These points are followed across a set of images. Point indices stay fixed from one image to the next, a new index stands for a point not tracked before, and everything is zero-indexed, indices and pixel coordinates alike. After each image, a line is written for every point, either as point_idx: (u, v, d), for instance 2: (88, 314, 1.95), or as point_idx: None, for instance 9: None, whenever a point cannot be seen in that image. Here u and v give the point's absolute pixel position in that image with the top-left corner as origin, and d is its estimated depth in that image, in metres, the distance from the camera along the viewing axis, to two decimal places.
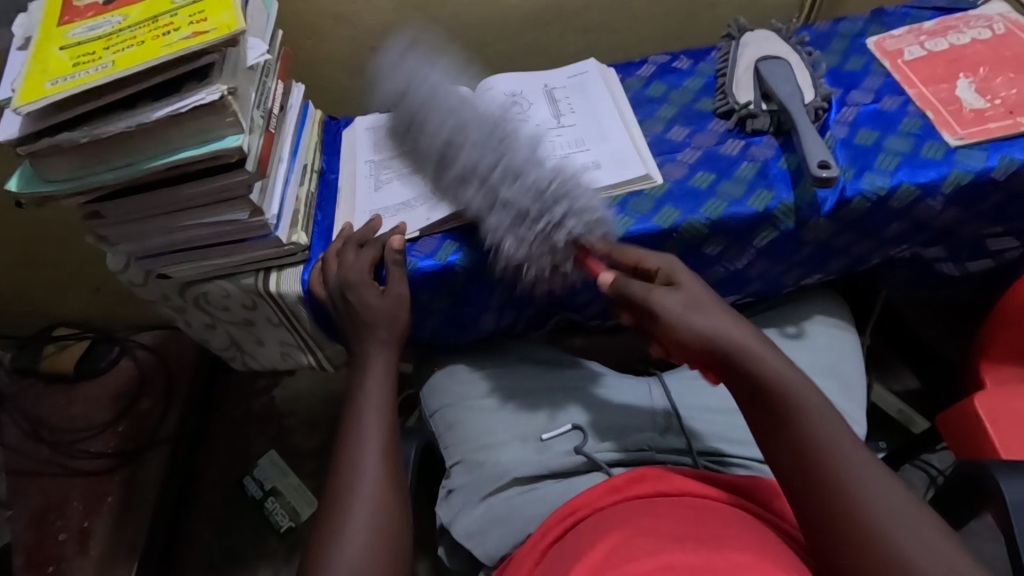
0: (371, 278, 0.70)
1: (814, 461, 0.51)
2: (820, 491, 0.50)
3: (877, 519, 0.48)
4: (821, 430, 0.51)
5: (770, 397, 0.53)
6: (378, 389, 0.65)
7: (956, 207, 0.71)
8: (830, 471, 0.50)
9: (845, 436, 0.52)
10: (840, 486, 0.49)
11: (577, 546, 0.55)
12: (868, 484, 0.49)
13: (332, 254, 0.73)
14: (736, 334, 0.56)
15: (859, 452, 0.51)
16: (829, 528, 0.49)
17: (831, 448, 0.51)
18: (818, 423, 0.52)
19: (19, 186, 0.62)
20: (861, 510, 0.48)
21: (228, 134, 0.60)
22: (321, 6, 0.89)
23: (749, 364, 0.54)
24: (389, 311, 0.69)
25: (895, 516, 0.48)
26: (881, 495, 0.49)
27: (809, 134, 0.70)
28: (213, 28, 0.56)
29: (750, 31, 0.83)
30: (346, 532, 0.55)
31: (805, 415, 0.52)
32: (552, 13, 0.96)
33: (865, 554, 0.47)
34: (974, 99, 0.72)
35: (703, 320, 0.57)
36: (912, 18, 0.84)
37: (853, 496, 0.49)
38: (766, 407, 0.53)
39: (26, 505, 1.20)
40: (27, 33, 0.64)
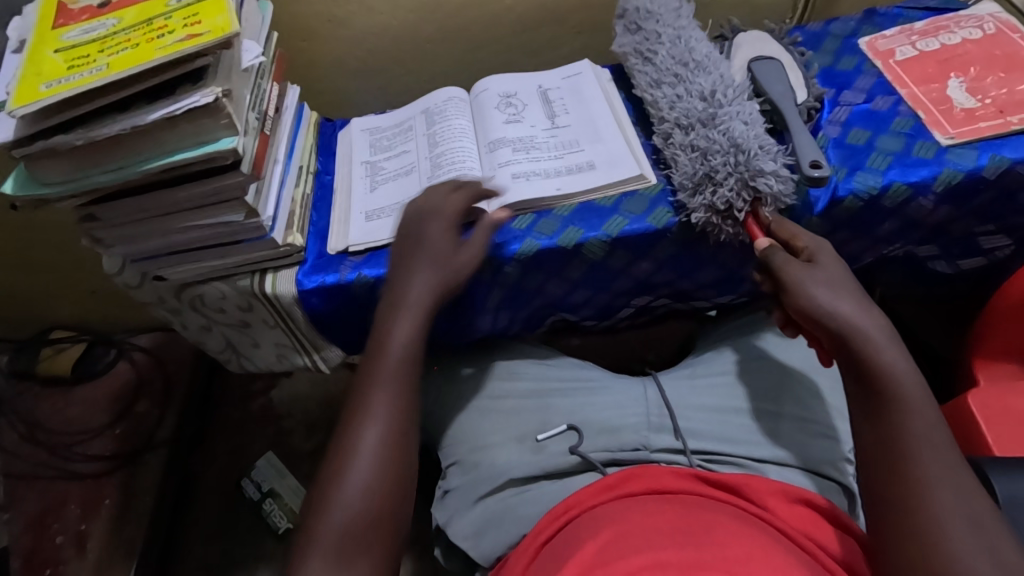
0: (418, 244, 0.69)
1: (898, 459, 0.50)
2: (890, 480, 0.49)
3: (941, 529, 0.45)
4: (915, 430, 0.50)
5: (876, 389, 0.53)
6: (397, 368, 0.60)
7: (947, 206, 0.71)
8: (912, 475, 0.48)
9: (936, 444, 0.49)
10: (913, 490, 0.48)
11: (571, 543, 0.55)
12: (940, 495, 0.47)
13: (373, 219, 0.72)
14: (853, 316, 0.57)
15: (953, 462, 0.48)
16: (895, 528, 0.47)
17: (914, 452, 0.49)
18: (912, 423, 0.50)
19: (14, 189, 0.62)
20: (929, 517, 0.46)
21: (222, 136, 0.61)
22: (316, 8, 0.89)
23: (861, 352, 0.55)
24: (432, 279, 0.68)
25: (966, 520, 0.45)
26: (952, 508, 0.46)
27: (801, 134, 0.71)
28: (206, 31, 0.57)
29: (742, 33, 0.84)
30: None
31: (908, 413, 0.51)
32: (546, 15, 0.97)
33: (921, 548, 0.45)
34: (964, 98, 0.73)
35: (830, 293, 0.58)
36: (903, 18, 0.85)
37: (926, 493, 0.47)
38: (870, 399, 0.53)
39: (23, 508, 1.20)
40: (21, 36, 0.65)
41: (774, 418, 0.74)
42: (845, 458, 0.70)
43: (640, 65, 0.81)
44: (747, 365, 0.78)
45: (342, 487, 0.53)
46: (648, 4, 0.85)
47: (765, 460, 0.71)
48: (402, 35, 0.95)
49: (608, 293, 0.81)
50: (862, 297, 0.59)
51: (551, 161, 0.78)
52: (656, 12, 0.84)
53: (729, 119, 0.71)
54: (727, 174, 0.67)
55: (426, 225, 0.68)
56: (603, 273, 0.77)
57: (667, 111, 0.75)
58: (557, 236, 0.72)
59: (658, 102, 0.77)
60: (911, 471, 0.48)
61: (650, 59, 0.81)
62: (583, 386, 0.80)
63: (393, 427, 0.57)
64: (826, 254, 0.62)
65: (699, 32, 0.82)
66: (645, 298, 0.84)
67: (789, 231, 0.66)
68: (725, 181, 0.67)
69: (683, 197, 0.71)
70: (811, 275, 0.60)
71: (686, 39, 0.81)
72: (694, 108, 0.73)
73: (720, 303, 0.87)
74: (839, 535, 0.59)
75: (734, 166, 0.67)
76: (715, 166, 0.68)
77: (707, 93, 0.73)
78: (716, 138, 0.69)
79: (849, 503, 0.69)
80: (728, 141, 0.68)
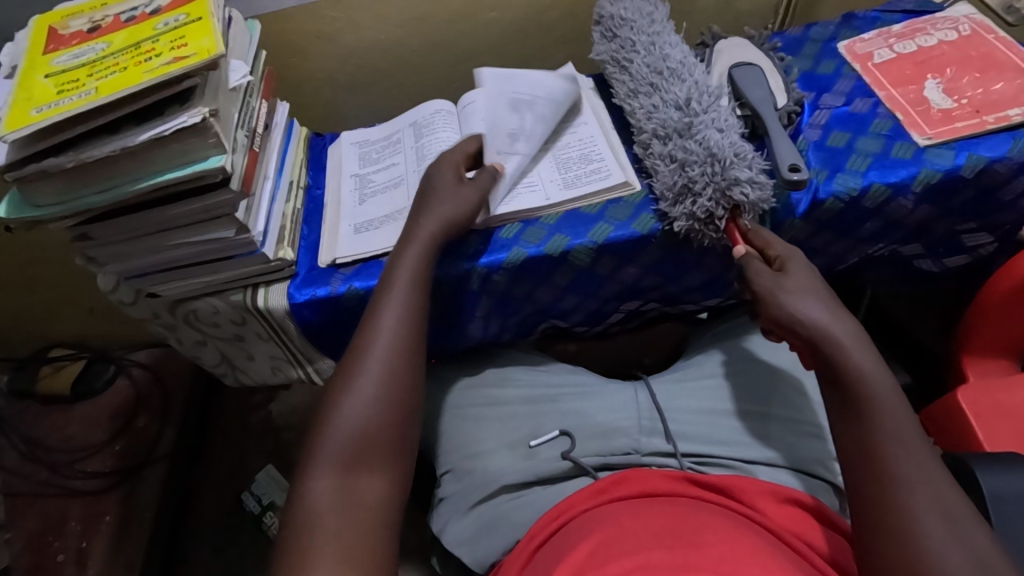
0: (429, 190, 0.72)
1: (876, 462, 0.50)
2: (866, 480, 0.50)
3: (919, 533, 0.46)
4: (889, 431, 0.51)
5: (850, 393, 0.54)
6: (384, 363, 0.58)
7: (927, 206, 0.72)
8: (887, 478, 0.49)
9: (909, 445, 0.50)
10: (888, 493, 0.48)
11: (560, 548, 0.56)
12: (917, 494, 0.47)
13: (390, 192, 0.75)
14: (829, 322, 0.57)
15: (925, 461, 0.49)
16: (876, 534, 0.48)
17: (889, 454, 0.50)
18: (883, 423, 0.51)
19: (7, 211, 0.63)
20: (906, 520, 0.47)
21: (211, 155, 0.62)
22: (303, 25, 0.91)
23: (831, 356, 0.56)
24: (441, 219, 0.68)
25: (942, 516, 0.46)
26: (930, 507, 0.47)
27: (780, 139, 0.72)
28: (193, 53, 0.58)
29: (723, 39, 0.85)
30: None
31: (879, 414, 0.52)
32: (531, 26, 0.98)
33: (897, 546, 0.46)
34: (941, 99, 0.74)
35: (801, 300, 0.59)
36: (881, 22, 0.86)
37: (901, 493, 0.48)
38: (845, 404, 0.54)
39: (24, 526, 1.20)
40: (13, 62, 0.66)
41: (761, 420, 0.74)
42: (834, 457, 0.71)
43: (617, 74, 0.83)
44: (735, 367, 0.79)
45: (324, 486, 0.51)
46: (625, 12, 0.86)
47: (755, 461, 0.71)
48: (390, 50, 0.96)
49: (596, 299, 0.82)
50: (832, 301, 0.60)
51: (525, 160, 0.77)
52: (633, 20, 0.85)
53: (704, 128, 0.72)
54: (703, 183, 0.69)
55: (415, 221, 0.68)
56: (590, 280, 0.78)
57: (646, 120, 0.77)
58: (543, 243, 0.73)
59: (637, 110, 0.78)
60: (887, 474, 0.49)
61: (627, 68, 0.82)
62: (573, 391, 0.81)
63: (380, 426, 0.55)
64: (796, 261, 0.63)
65: (676, 40, 0.84)
66: (633, 303, 0.85)
67: (763, 241, 0.67)
68: (702, 190, 0.69)
69: (663, 207, 0.72)
70: (783, 284, 0.61)
71: (662, 47, 0.82)
72: (671, 119, 0.74)
73: (709, 306, 0.88)
74: (828, 533, 0.59)
75: (711, 176, 0.69)
76: (692, 176, 0.69)
77: (682, 103, 0.75)
78: (692, 147, 0.71)
79: (839, 502, 0.69)
80: (704, 151, 0.70)
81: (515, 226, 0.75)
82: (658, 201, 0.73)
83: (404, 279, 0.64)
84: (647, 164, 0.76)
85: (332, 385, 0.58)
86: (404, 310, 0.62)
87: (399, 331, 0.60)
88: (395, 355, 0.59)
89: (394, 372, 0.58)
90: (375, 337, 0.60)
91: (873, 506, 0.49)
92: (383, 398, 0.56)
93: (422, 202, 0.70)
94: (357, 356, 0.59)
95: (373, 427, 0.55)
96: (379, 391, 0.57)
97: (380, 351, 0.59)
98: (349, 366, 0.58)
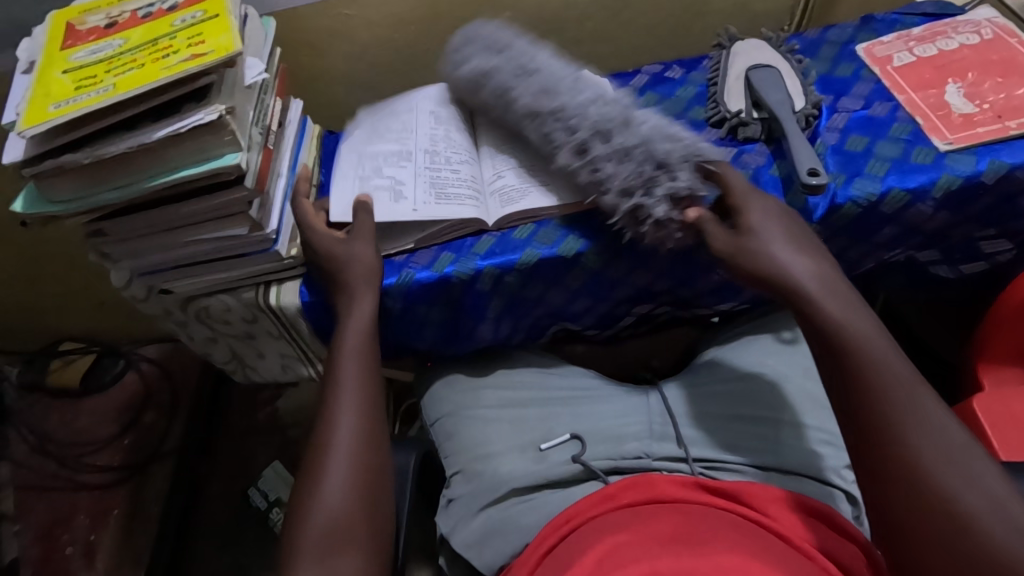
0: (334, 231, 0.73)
1: (875, 411, 0.51)
2: (862, 429, 0.51)
3: (932, 476, 0.47)
4: (880, 373, 0.52)
5: (835, 348, 0.55)
6: (350, 444, 0.61)
7: (946, 211, 0.71)
8: (891, 423, 0.50)
9: (908, 383, 0.51)
10: (898, 439, 0.49)
11: (570, 553, 0.55)
12: (910, 431, 0.49)
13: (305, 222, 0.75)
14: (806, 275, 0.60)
15: (926, 397, 0.50)
16: (900, 484, 0.48)
17: (881, 397, 0.51)
18: (874, 366, 0.53)
19: (24, 207, 0.63)
20: (919, 463, 0.47)
21: (226, 152, 0.62)
22: (317, 23, 0.91)
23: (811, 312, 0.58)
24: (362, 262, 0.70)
25: (948, 455, 0.47)
26: (931, 447, 0.48)
27: (799, 142, 0.71)
28: (210, 50, 0.58)
29: (740, 40, 0.84)
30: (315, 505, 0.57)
31: (867, 361, 0.53)
32: (545, 26, 0.98)
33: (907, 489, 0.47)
34: (961, 104, 0.73)
35: (771, 257, 0.61)
36: (901, 24, 0.85)
37: (901, 435, 0.49)
38: (833, 358, 0.55)
39: (32, 519, 1.21)
40: (31, 57, 0.66)
41: (774, 424, 0.73)
42: (846, 465, 0.71)
43: (513, 82, 0.77)
44: (749, 370, 0.79)
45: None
46: (472, 55, 0.81)
47: (769, 468, 0.70)
48: (403, 48, 0.96)
49: (608, 301, 0.81)
50: (799, 248, 0.63)
51: (423, 183, 0.76)
52: (490, 56, 0.80)
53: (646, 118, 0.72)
54: (675, 165, 0.68)
55: (348, 301, 0.70)
56: (602, 282, 0.77)
57: (568, 130, 0.73)
58: (556, 245, 0.73)
59: (554, 114, 0.74)
60: (890, 420, 0.50)
61: (523, 76, 0.77)
62: (584, 396, 0.81)
63: (354, 511, 0.58)
64: (756, 208, 0.65)
65: (545, 49, 0.82)
66: (646, 306, 0.84)
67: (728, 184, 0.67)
68: (670, 173, 0.68)
69: (632, 207, 0.69)
70: (757, 242, 0.63)
71: (536, 57, 0.79)
72: (608, 112, 0.72)
73: (722, 310, 0.87)
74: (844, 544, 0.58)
75: (683, 153, 0.69)
76: (664, 154, 0.69)
77: (597, 98, 0.74)
78: (643, 134, 0.70)
79: (853, 509, 0.68)
80: (657, 136, 0.70)
81: (527, 227, 0.75)
82: (613, 210, 0.70)
83: (352, 350, 0.67)
84: (586, 176, 0.72)
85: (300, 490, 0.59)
86: (355, 386, 0.65)
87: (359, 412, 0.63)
88: (358, 432, 0.62)
89: (360, 452, 0.61)
90: (332, 428, 0.62)
91: (888, 456, 0.49)
92: (353, 478, 0.59)
93: (345, 278, 0.70)
94: (321, 450, 0.61)
95: (351, 505, 0.58)
96: (349, 473, 0.59)
97: (341, 433, 0.62)
98: (314, 462, 0.61)
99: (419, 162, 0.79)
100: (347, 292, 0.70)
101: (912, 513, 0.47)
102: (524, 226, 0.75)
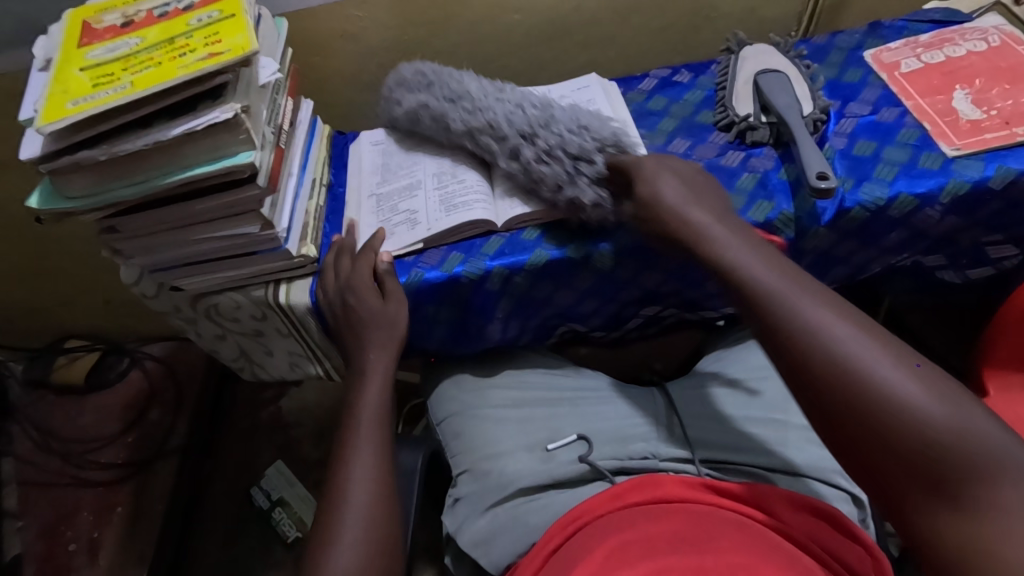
0: (371, 283, 0.73)
1: (795, 352, 0.51)
2: (782, 353, 0.52)
3: (850, 363, 0.48)
4: (791, 313, 0.53)
5: (745, 293, 0.57)
6: (364, 496, 0.63)
7: (954, 216, 0.72)
8: (811, 358, 0.50)
9: (823, 312, 0.52)
10: (815, 356, 0.50)
11: (577, 551, 0.56)
12: (817, 330, 0.51)
13: (328, 266, 0.76)
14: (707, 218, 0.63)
15: (842, 319, 0.51)
16: (843, 413, 0.48)
17: (785, 314, 0.53)
18: (787, 306, 0.53)
19: (40, 203, 0.64)
20: (851, 389, 0.47)
21: (240, 151, 0.62)
22: (328, 24, 0.92)
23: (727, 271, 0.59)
24: (389, 314, 0.72)
25: (855, 338, 0.50)
26: (841, 336, 0.50)
27: (808, 146, 0.71)
28: (227, 49, 0.59)
29: (749, 46, 0.85)
30: (335, 545, 0.59)
31: (776, 308, 0.54)
32: (554, 29, 0.98)
33: (838, 386, 0.48)
34: (969, 110, 0.74)
35: (691, 223, 0.63)
36: (908, 31, 0.86)
37: (812, 341, 0.51)
38: (744, 304, 0.57)
39: (36, 515, 1.21)
40: (48, 54, 0.67)
41: (781, 426, 0.74)
42: None
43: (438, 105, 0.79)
44: (755, 373, 0.79)
45: None
46: (403, 96, 0.83)
47: (777, 470, 0.70)
48: (413, 50, 0.97)
49: (615, 303, 0.82)
50: (713, 209, 0.65)
51: (434, 204, 0.78)
52: (420, 92, 0.82)
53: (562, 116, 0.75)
54: (590, 152, 0.72)
55: (364, 352, 0.72)
56: (611, 284, 0.78)
57: (500, 139, 0.75)
58: (565, 247, 0.74)
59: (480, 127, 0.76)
60: (811, 356, 0.50)
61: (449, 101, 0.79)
62: (590, 397, 0.82)
63: (366, 562, 0.58)
64: (665, 181, 0.67)
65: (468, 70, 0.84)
66: (653, 307, 0.84)
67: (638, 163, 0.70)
68: (588, 162, 0.72)
69: (568, 198, 0.71)
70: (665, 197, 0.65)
71: (463, 79, 0.81)
72: (531, 115, 0.75)
73: (728, 313, 0.87)
74: (851, 546, 0.58)
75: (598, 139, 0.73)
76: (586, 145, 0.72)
77: (519, 103, 0.77)
78: (559, 131, 0.73)
79: (858, 512, 0.68)
80: (567, 130, 0.73)
81: (536, 230, 0.75)
82: (554, 203, 0.73)
83: (369, 407, 0.69)
84: (514, 171, 0.74)
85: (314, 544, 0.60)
86: (373, 441, 0.67)
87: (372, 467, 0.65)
88: (374, 488, 0.64)
89: (374, 504, 0.62)
90: (346, 484, 0.64)
91: (821, 391, 0.49)
92: (365, 532, 0.60)
93: (364, 330, 0.72)
94: (333, 512, 0.62)
95: (362, 556, 0.59)
96: (361, 529, 0.60)
97: (358, 488, 0.63)
98: (328, 518, 0.62)
99: (428, 186, 0.80)
100: (362, 337, 0.72)
101: (849, 406, 0.47)
102: (532, 230, 0.76)
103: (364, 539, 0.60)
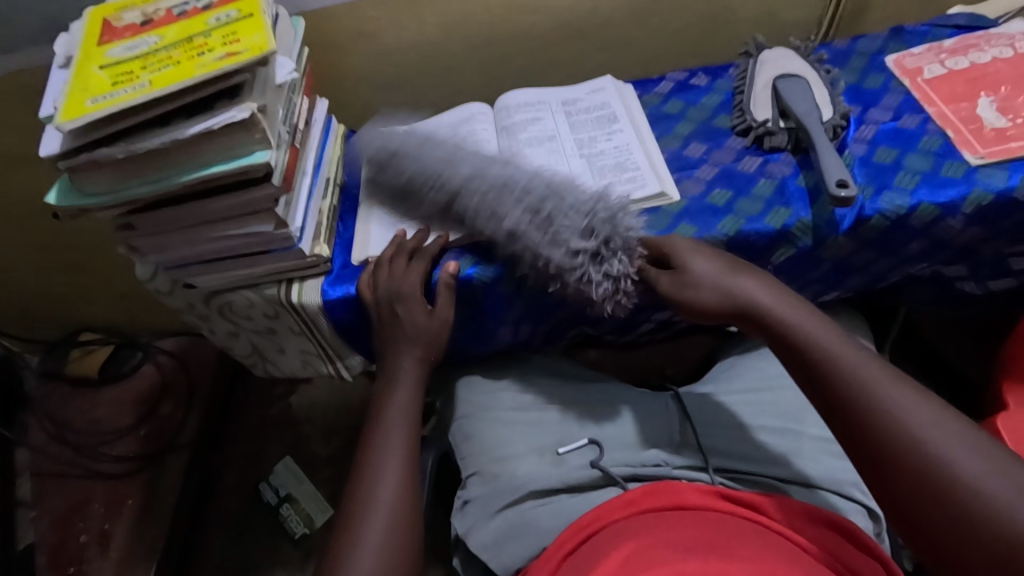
0: (420, 294, 0.72)
1: (873, 450, 0.52)
2: (851, 400, 0.54)
3: (912, 428, 0.51)
4: (862, 392, 0.54)
5: (797, 353, 0.59)
6: (385, 494, 0.64)
7: (977, 226, 0.70)
8: (883, 448, 0.51)
9: (891, 393, 0.53)
10: (883, 420, 0.52)
11: (592, 557, 0.55)
12: (877, 392, 0.53)
13: (383, 261, 0.74)
14: (748, 283, 0.64)
15: (889, 382, 0.54)
16: (901, 487, 0.50)
17: (846, 372, 0.55)
18: (852, 392, 0.54)
19: (58, 199, 0.64)
20: (911, 472, 0.49)
21: (256, 150, 0.62)
22: (344, 23, 0.92)
23: (784, 339, 0.60)
24: (433, 332, 0.73)
25: (910, 402, 0.52)
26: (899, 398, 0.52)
27: (827, 152, 0.70)
28: (245, 49, 0.59)
29: (768, 49, 0.84)
30: (357, 548, 0.59)
31: (826, 359, 0.57)
32: (571, 31, 0.98)
33: (904, 448, 0.50)
34: (994, 118, 0.72)
35: (737, 286, 0.64)
36: (931, 36, 0.84)
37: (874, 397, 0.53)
38: (799, 362, 0.59)
39: (50, 506, 1.22)
40: (68, 52, 0.68)
41: (796, 436, 0.73)
42: None
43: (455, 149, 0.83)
44: (757, 390, 0.78)
45: None
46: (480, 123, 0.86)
47: (790, 481, 0.69)
48: (428, 50, 0.97)
49: (628, 307, 0.81)
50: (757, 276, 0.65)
51: (448, 210, 0.79)
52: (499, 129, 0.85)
53: (559, 205, 0.70)
54: (615, 248, 0.67)
55: (389, 356, 0.73)
56: None
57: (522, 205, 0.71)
58: None
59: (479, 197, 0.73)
60: (877, 424, 0.52)
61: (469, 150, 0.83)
62: (603, 401, 0.81)
63: (388, 561, 0.59)
64: (701, 262, 0.66)
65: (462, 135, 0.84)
66: (665, 313, 0.84)
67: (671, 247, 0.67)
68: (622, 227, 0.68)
69: (602, 243, 0.67)
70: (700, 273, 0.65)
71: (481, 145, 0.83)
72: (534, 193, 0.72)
73: None
74: (865, 557, 0.57)
75: (592, 218, 0.68)
76: (582, 224, 0.68)
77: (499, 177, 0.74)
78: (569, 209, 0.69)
79: (873, 525, 0.68)
80: (578, 207, 0.69)
81: None
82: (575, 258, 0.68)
83: (393, 411, 0.70)
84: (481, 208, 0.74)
85: (336, 547, 0.60)
86: (393, 443, 0.67)
87: (393, 474, 0.65)
88: (396, 492, 0.64)
89: (397, 508, 0.63)
90: (368, 483, 0.64)
91: (882, 459, 0.51)
92: (385, 537, 0.60)
93: (387, 338, 0.73)
94: (357, 515, 0.62)
95: (381, 555, 0.59)
96: (382, 531, 0.61)
97: (383, 488, 0.64)
98: (350, 517, 0.62)
99: None
100: (394, 344, 0.73)
101: (913, 463, 0.49)
102: None
103: (385, 545, 0.60)
